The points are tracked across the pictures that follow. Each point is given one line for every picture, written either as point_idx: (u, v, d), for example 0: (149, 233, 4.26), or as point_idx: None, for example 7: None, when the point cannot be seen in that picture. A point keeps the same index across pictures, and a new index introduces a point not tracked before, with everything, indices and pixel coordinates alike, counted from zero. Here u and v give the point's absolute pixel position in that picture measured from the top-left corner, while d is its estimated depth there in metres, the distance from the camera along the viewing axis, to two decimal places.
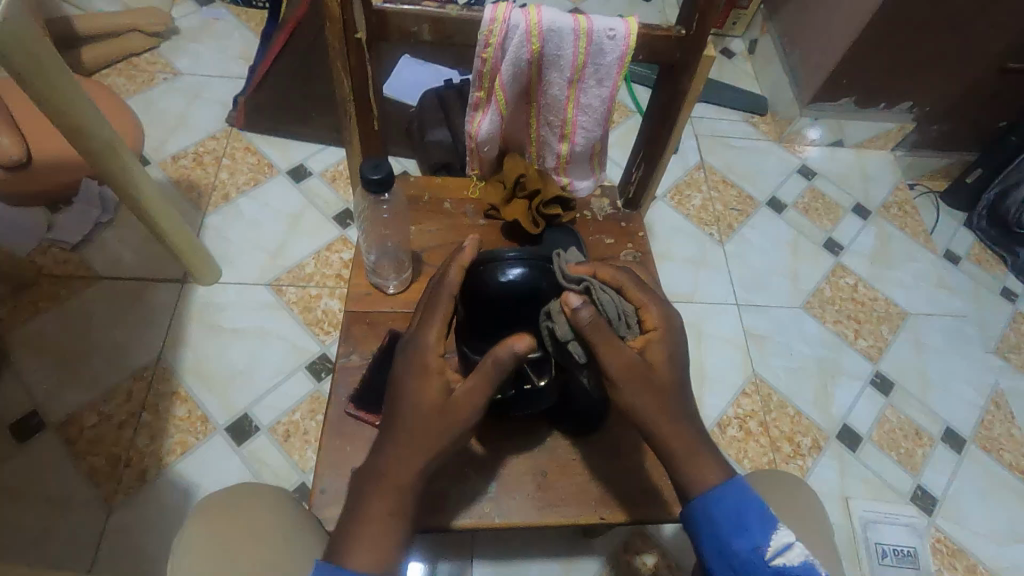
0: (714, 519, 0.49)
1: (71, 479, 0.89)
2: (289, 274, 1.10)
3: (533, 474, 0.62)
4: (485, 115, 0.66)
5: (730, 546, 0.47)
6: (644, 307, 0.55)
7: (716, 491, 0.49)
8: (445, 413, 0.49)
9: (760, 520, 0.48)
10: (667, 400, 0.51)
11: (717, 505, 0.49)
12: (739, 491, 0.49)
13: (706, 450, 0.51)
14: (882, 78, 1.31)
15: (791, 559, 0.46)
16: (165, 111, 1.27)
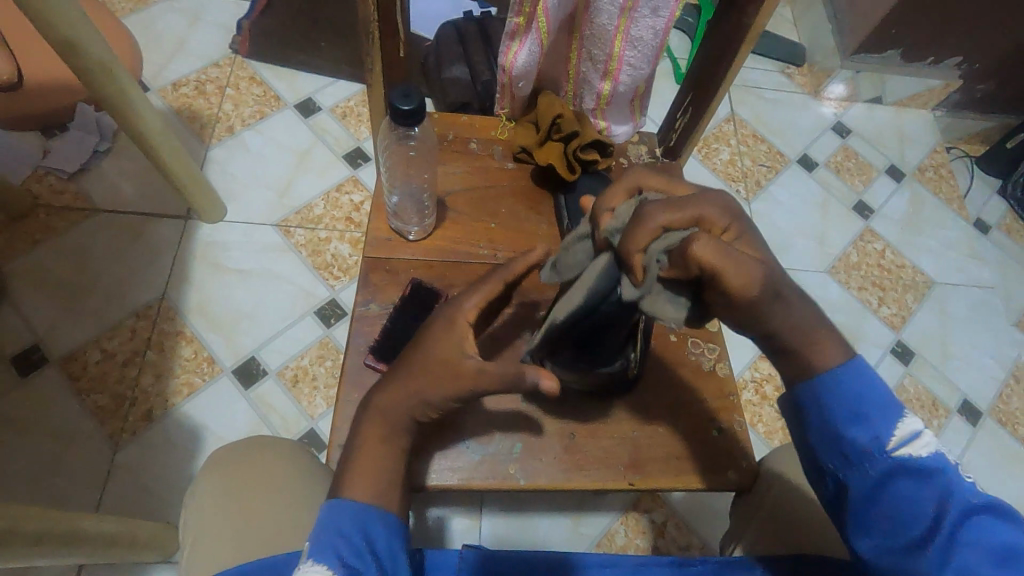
0: (831, 404, 0.43)
1: (76, 415, 0.88)
2: (297, 214, 1.05)
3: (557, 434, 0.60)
4: (523, 45, 0.61)
5: (845, 433, 0.42)
6: (699, 216, 0.43)
7: (839, 374, 0.43)
8: (449, 368, 0.47)
9: (882, 409, 0.43)
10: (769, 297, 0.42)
11: (838, 390, 0.43)
12: (865, 379, 0.43)
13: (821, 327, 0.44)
14: (935, 30, 1.22)
15: (912, 451, 0.42)
16: (163, 33, 1.19)
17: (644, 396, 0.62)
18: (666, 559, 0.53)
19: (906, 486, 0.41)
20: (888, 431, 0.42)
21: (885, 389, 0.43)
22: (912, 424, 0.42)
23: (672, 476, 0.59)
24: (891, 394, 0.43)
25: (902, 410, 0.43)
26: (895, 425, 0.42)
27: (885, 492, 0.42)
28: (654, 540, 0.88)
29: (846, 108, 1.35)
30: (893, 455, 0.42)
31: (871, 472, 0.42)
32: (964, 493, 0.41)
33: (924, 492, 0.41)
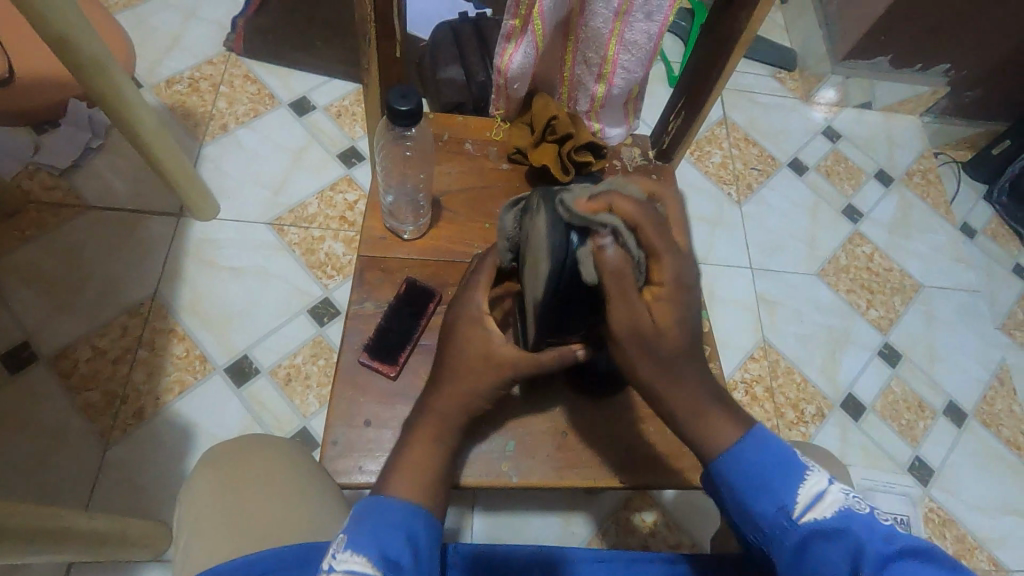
0: (735, 481, 0.44)
1: (67, 412, 0.87)
2: (291, 213, 1.05)
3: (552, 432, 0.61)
4: (519, 47, 0.61)
5: (751, 507, 0.43)
6: (658, 257, 0.45)
7: (735, 448, 0.44)
8: (486, 363, 0.50)
9: (780, 474, 0.43)
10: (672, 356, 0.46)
11: (738, 464, 0.44)
12: (761, 447, 0.44)
13: (710, 402, 0.46)
14: (923, 37, 1.23)
15: (817, 513, 0.41)
16: (157, 30, 1.18)
17: (636, 396, 0.63)
18: (657, 556, 0.54)
19: (820, 549, 0.41)
20: (792, 496, 0.42)
21: (785, 453, 0.44)
22: (814, 485, 0.42)
23: (664, 475, 0.60)
24: (788, 458, 0.43)
25: (803, 470, 0.43)
26: (797, 488, 0.42)
27: (804, 559, 0.41)
28: (644, 539, 0.89)
29: (836, 113, 1.36)
30: (799, 523, 0.41)
31: (784, 541, 0.42)
32: (877, 545, 0.39)
33: (838, 551, 0.40)
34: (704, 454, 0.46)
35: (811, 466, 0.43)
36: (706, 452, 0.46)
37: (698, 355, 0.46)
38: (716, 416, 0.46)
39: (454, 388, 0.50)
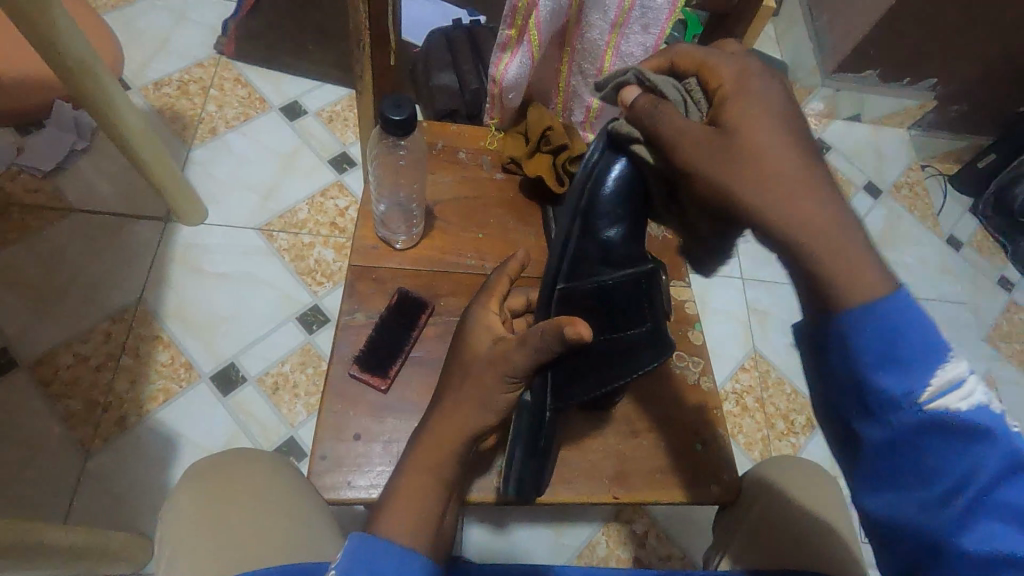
0: (863, 339, 0.33)
1: (45, 421, 0.85)
2: (281, 218, 1.04)
3: (524, 497, 0.54)
4: (514, 57, 0.61)
5: (875, 376, 0.33)
6: (709, 67, 0.43)
7: (879, 303, 0.33)
8: (493, 364, 0.48)
9: (924, 352, 0.33)
10: (789, 179, 0.36)
11: (874, 325, 0.33)
12: (913, 311, 0.33)
13: (849, 240, 0.35)
14: (911, 52, 1.25)
15: (954, 406, 0.32)
16: (146, 31, 1.17)
17: (630, 410, 0.63)
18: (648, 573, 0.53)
19: (940, 442, 0.33)
20: (927, 381, 0.33)
21: (933, 326, 0.33)
22: (960, 371, 0.33)
23: (657, 489, 0.60)
24: (945, 332, 0.33)
25: (952, 349, 0.33)
26: (936, 373, 0.33)
27: (905, 448, 0.33)
28: (635, 551, 0.88)
29: (826, 125, 1.38)
30: (929, 407, 0.33)
31: (893, 428, 0.33)
32: (1016, 450, 0.32)
33: (960, 457, 0.32)
34: (826, 299, 0.34)
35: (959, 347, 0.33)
36: (832, 292, 0.34)
37: (813, 182, 0.36)
38: (854, 258, 0.34)
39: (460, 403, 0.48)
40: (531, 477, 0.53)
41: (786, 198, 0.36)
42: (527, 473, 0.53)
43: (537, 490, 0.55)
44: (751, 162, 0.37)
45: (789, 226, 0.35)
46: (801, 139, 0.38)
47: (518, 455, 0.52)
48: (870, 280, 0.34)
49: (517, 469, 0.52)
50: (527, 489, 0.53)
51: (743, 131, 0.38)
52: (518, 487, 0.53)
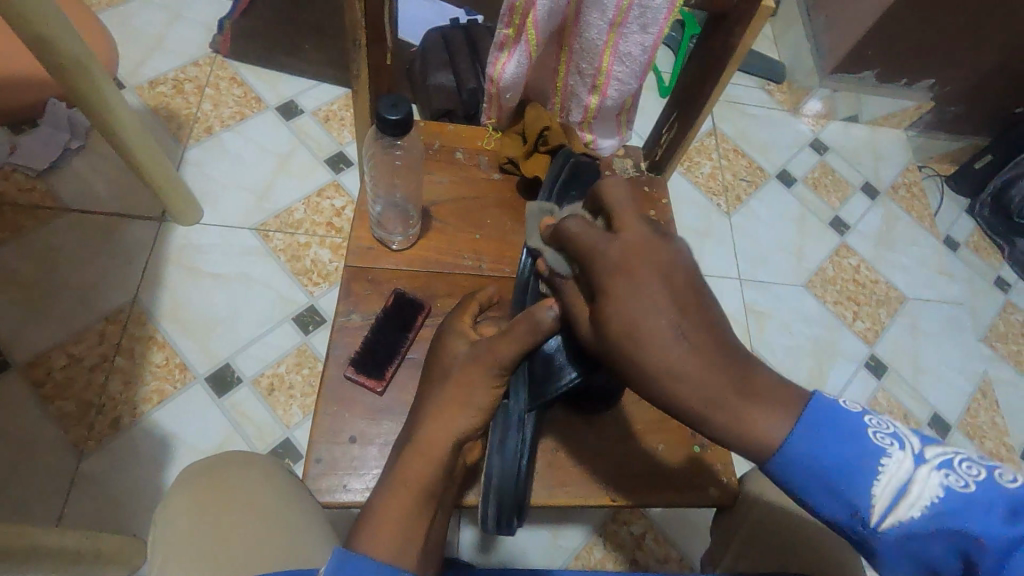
0: (796, 481, 0.37)
1: (37, 422, 0.84)
2: (277, 218, 1.03)
3: (506, 516, 0.52)
4: (512, 57, 0.60)
5: (820, 512, 0.37)
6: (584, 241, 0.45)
7: (791, 446, 0.37)
8: (477, 359, 0.49)
9: (846, 473, 0.36)
10: (671, 345, 0.39)
11: (800, 466, 0.36)
12: (813, 440, 0.37)
13: (733, 399, 0.38)
14: (908, 53, 1.25)
15: (903, 513, 0.34)
16: (141, 29, 1.16)
17: (627, 412, 0.62)
18: None
19: (921, 543, 0.34)
20: (868, 498, 0.35)
21: (847, 437, 0.36)
22: (895, 475, 0.35)
23: (655, 491, 0.59)
24: (854, 455, 0.36)
25: (871, 460, 0.35)
26: (872, 486, 0.35)
27: (888, 558, 0.35)
28: (633, 553, 0.88)
29: (823, 125, 1.38)
30: (881, 524, 0.35)
31: (866, 544, 0.36)
32: (987, 528, 0.32)
33: (941, 547, 0.34)
34: (757, 456, 0.38)
35: (887, 446, 0.36)
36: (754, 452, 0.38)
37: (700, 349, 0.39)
38: (760, 403, 0.38)
39: (452, 405, 0.47)
40: (511, 481, 0.52)
41: (667, 359, 0.39)
42: (507, 478, 0.52)
43: (520, 506, 0.53)
44: (634, 340, 0.40)
45: (685, 404, 0.39)
46: (684, 283, 0.41)
47: (496, 462, 0.52)
48: (770, 421, 0.37)
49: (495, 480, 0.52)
50: (509, 500, 0.52)
51: (624, 300, 0.41)
52: (500, 497, 0.52)
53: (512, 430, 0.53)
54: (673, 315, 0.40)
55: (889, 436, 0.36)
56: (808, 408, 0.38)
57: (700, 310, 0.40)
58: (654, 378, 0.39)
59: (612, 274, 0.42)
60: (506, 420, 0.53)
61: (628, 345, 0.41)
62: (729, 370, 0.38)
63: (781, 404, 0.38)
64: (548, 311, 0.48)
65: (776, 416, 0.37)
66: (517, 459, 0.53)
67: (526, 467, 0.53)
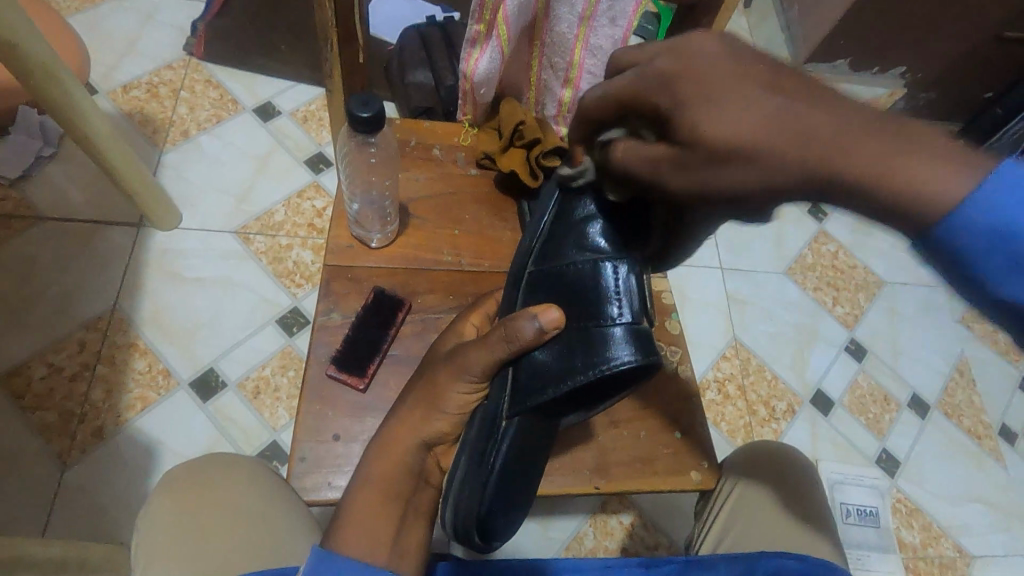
0: (964, 250, 0.27)
1: (18, 433, 0.83)
2: (257, 221, 1.03)
3: (460, 534, 0.48)
4: (484, 52, 0.61)
5: (1001, 286, 0.27)
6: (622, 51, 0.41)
7: (973, 207, 0.26)
8: (451, 361, 0.50)
9: None
10: (783, 118, 0.30)
11: (974, 230, 0.26)
12: (1007, 194, 0.26)
13: (873, 146, 0.29)
14: (880, 41, 1.26)
15: None
16: (113, 33, 1.14)
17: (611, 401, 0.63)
18: (634, 562, 0.54)
19: None
20: None
21: None
22: None
23: (638, 478, 0.60)
24: None
25: None
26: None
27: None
28: (622, 542, 0.89)
29: None
30: None
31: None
32: None
33: None
34: (925, 232, 0.28)
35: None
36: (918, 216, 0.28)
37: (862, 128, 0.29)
38: (914, 152, 0.28)
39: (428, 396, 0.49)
40: (471, 491, 0.47)
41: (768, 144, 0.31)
42: (468, 489, 0.47)
43: (482, 524, 0.46)
44: (713, 151, 0.33)
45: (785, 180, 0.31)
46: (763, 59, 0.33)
47: (462, 465, 0.49)
48: (944, 178, 0.27)
49: (456, 492, 0.48)
50: (464, 515, 0.46)
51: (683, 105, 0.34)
52: (456, 505, 0.48)
53: (485, 434, 0.49)
54: (756, 84, 0.32)
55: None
56: (1000, 172, 0.27)
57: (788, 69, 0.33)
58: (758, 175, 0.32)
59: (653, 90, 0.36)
60: (483, 420, 0.50)
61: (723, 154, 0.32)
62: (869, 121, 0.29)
63: (953, 157, 0.27)
64: (532, 322, 0.47)
65: (942, 170, 0.27)
66: (483, 473, 0.47)
67: (490, 487, 0.46)
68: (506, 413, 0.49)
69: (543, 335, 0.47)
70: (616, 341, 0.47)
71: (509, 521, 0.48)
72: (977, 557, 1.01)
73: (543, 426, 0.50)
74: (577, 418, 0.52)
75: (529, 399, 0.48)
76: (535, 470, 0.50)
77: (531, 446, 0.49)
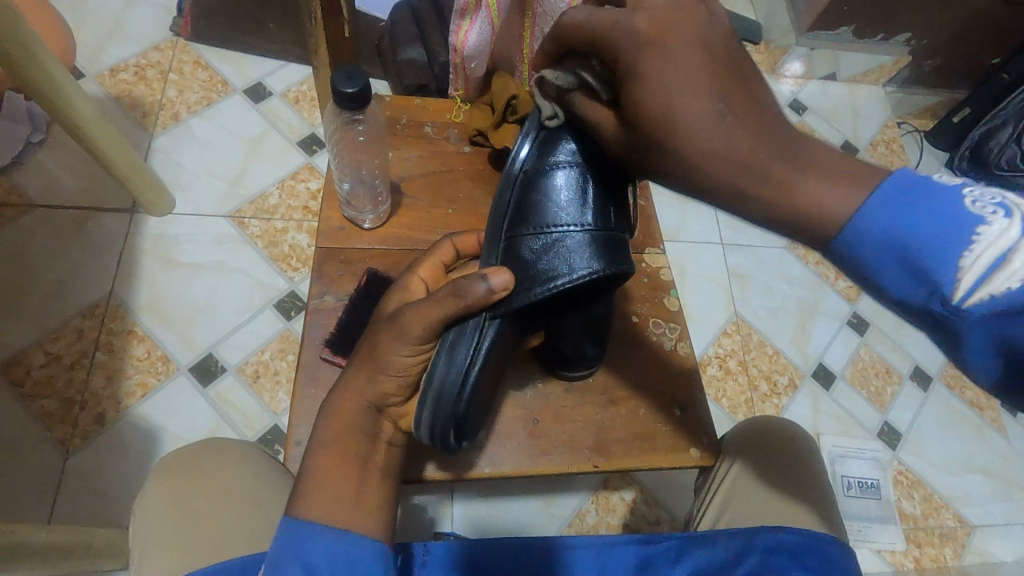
0: (861, 256, 0.31)
1: (20, 422, 0.83)
2: (251, 205, 1.02)
3: (435, 437, 0.48)
4: (473, 24, 0.65)
5: (890, 288, 0.31)
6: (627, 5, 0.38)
7: (860, 214, 0.31)
8: (393, 326, 0.48)
9: (930, 242, 0.29)
10: (731, 113, 0.35)
11: (867, 237, 0.31)
12: (889, 206, 0.31)
13: (776, 160, 0.34)
14: (884, 7, 1.23)
15: (998, 288, 0.28)
16: (98, 14, 1.12)
17: (609, 381, 0.63)
18: (633, 538, 0.53)
19: None
20: (952, 272, 0.29)
21: (932, 204, 0.30)
22: (994, 243, 0.28)
23: (636, 456, 0.60)
24: (944, 213, 0.30)
25: (968, 224, 0.29)
26: (961, 259, 0.29)
27: (971, 341, 0.30)
28: (624, 518, 0.89)
29: (802, 85, 1.36)
30: (972, 300, 0.29)
31: (941, 327, 0.30)
32: None
33: None
34: (812, 234, 0.33)
35: (989, 215, 0.29)
36: (815, 205, 0.33)
37: (764, 137, 0.35)
38: (819, 173, 0.33)
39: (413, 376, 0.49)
40: (449, 397, 0.47)
41: (706, 140, 0.35)
42: (446, 394, 0.47)
43: (457, 426, 0.48)
44: (684, 122, 0.36)
45: (711, 172, 0.36)
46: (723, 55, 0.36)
47: (441, 364, 0.48)
48: (831, 193, 0.32)
49: (432, 397, 0.47)
50: (442, 416, 0.47)
51: (655, 82, 0.36)
52: (436, 406, 0.47)
53: (466, 336, 0.47)
54: (712, 85, 0.35)
55: (994, 204, 0.29)
56: (891, 181, 0.31)
57: (743, 84, 0.36)
58: (694, 162, 0.36)
59: (638, 58, 0.37)
60: (461, 328, 0.48)
61: (666, 135, 0.37)
62: (779, 145, 0.35)
63: (847, 179, 0.33)
64: (482, 282, 0.46)
65: (834, 188, 0.32)
66: (463, 377, 0.47)
67: (471, 388, 0.47)
68: (488, 314, 0.47)
69: (495, 298, 0.46)
70: (581, 251, 0.48)
71: (474, 425, 0.51)
72: (978, 526, 1.01)
73: (513, 332, 0.50)
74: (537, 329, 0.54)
75: (516, 298, 0.47)
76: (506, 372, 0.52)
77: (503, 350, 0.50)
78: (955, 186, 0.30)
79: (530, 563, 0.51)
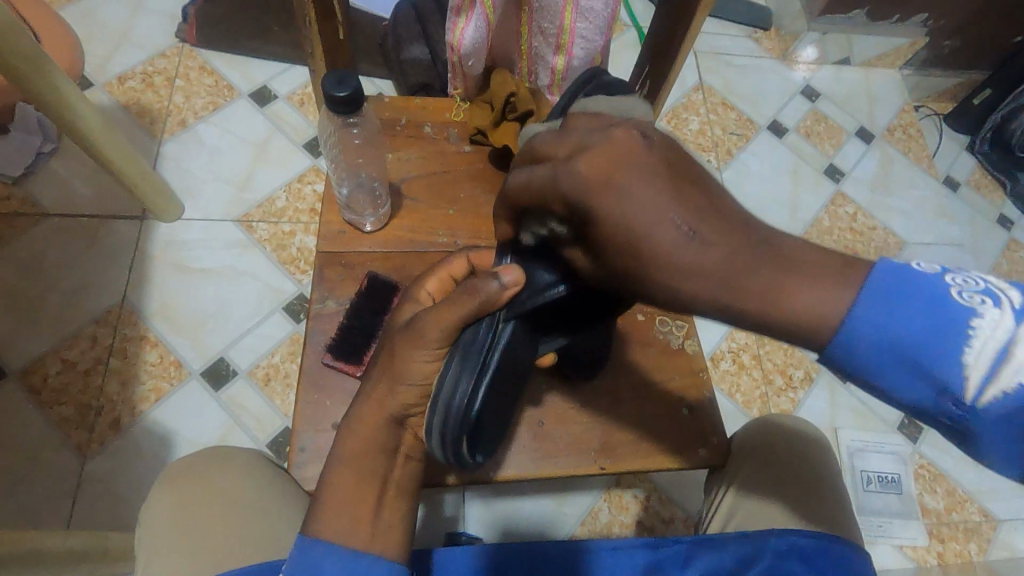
0: (864, 366, 0.32)
1: (38, 429, 0.85)
2: (259, 208, 1.02)
3: (445, 449, 0.45)
4: (469, 22, 0.60)
5: (895, 389, 0.32)
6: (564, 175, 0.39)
7: (855, 324, 0.32)
8: (405, 336, 0.47)
9: (936, 333, 0.30)
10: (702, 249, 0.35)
11: (867, 347, 0.32)
12: (884, 311, 0.31)
13: (754, 261, 0.34)
14: None
15: (1004, 381, 0.29)
16: (106, 23, 1.13)
17: (615, 380, 0.62)
18: (640, 542, 0.52)
19: None
20: (958, 371, 0.30)
21: (927, 301, 0.31)
22: (989, 334, 0.30)
23: (643, 458, 0.59)
24: (943, 307, 0.31)
25: (963, 316, 0.30)
26: (964, 354, 0.30)
27: (986, 435, 0.31)
28: (638, 516, 0.89)
29: (816, 71, 1.33)
30: (981, 397, 0.30)
31: (953, 420, 0.32)
32: None
33: None
34: (809, 344, 0.33)
35: (977, 305, 0.30)
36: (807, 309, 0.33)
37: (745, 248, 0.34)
38: (795, 273, 0.33)
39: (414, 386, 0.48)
40: (461, 404, 0.43)
41: (686, 261, 0.35)
42: (456, 403, 0.44)
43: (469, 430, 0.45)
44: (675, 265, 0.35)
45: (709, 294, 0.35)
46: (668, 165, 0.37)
47: (455, 363, 0.44)
48: (818, 297, 0.32)
49: (445, 407, 0.44)
50: (454, 420, 0.44)
51: (621, 212, 0.36)
52: (446, 410, 0.44)
53: (478, 343, 0.44)
54: (683, 221, 0.35)
55: (977, 291, 0.31)
56: (869, 281, 0.32)
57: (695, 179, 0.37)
58: (674, 285, 0.36)
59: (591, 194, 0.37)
60: (471, 339, 0.45)
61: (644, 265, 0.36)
62: (755, 242, 0.35)
63: (830, 276, 0.33)
64: (494, 279, 0.44)
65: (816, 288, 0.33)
66: (475, 379, 0.44)
67: (483, 390, 0.44)
68: (502, 314, 0.45)
69: (507, 296, 0.44)
70: None
71: (487, 432, 0.48)
72: (1003, 520, 0.98)
73: (530, 341, 0.47)
74: (561, 349, 0.51)
75: (529, 302, 0.44)
76: (521, 381, 0.49)
77: (522, 356, 0.47)
78: (935, 275, 0.32)
79: (537, 566, 0.51)
